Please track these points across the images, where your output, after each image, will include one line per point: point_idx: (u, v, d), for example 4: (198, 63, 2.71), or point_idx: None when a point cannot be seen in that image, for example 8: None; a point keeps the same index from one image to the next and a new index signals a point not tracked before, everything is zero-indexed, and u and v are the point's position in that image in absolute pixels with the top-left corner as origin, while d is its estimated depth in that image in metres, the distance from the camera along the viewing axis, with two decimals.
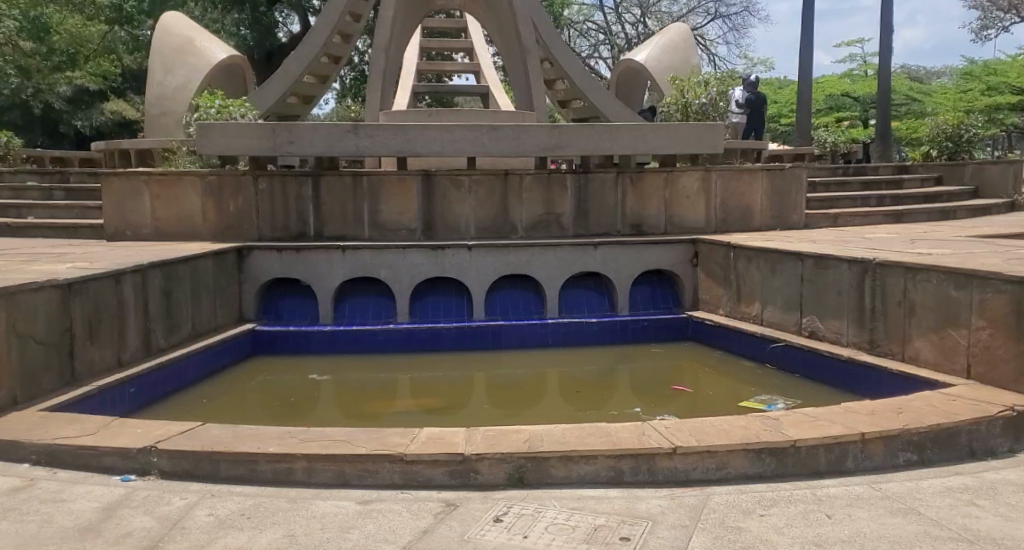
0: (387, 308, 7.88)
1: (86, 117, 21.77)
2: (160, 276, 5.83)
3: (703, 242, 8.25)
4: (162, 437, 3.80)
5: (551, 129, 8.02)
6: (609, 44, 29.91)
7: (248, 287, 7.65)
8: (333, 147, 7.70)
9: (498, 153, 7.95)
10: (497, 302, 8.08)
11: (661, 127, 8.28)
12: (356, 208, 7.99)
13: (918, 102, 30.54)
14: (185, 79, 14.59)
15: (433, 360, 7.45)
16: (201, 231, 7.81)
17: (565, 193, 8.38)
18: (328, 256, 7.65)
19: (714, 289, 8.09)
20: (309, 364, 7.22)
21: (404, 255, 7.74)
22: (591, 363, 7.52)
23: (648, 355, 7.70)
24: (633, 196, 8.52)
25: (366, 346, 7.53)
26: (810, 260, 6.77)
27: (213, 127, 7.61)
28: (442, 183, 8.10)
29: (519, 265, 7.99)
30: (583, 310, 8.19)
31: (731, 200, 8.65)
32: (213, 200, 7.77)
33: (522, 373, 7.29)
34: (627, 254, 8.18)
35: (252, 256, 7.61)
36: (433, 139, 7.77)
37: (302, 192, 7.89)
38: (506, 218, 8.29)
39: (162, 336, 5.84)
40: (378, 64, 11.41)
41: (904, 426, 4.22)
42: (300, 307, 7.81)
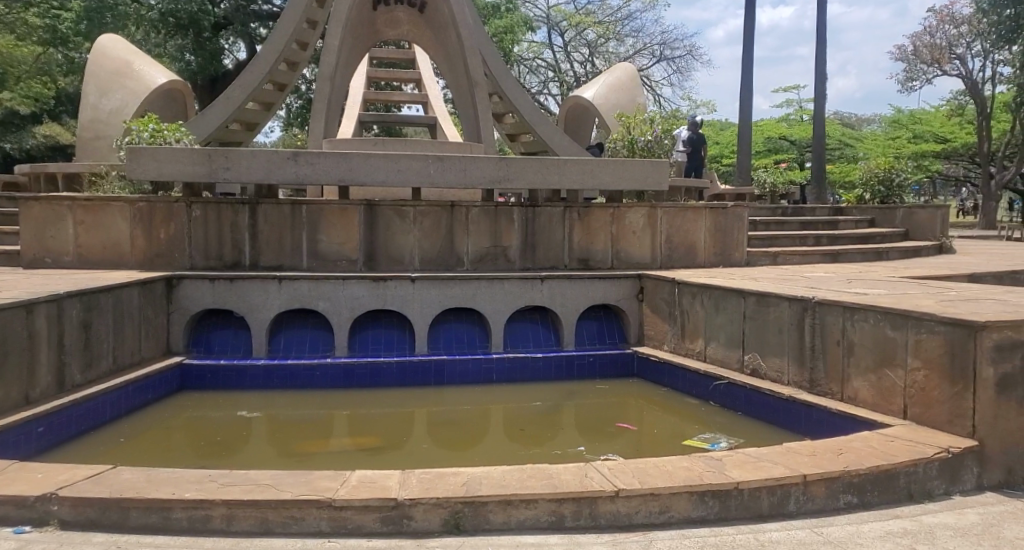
0: (326, 341, 7.60)
1: (17, 139, 22.19)
2: (79, 305, 5.43)
3: (648, 278, 8.28)
4: (64, 483, 3.45)
5: (498, 162, 7.99)
6: (559, 82, 30.48)
7: (177, 318, 7.27)
8: (273, 174, 7.47)
9: (445, 184, 7.86)
10: (440, 336, 7.90)
11: (607, 163, 8.34)
12: (295, 238, 7.75)
13: (851, 147, 32.05)
14: (121, 103, 14.10)
15: (372, 396, 7.19)
16: (128, 259, 7.42)
17: (512, 226, 8.32)
18: (264, 286, 7.36)
19: (659, 325, 8.11)
20: (241, 399, 6.86)
21: (345, 286, 7.51)
22: (536, 400, 7.37)
23: (593, 391, 7.62)
24: (579, 231, 8.51)
25: (302, 381, 7.22)
26: (752, 298, 6.84)
27: (144, 150, 7.29)
28: (386, 214, 7.94)
29: (464, 298, 7.85)
30: (528, 345, 8.08)
31: (675, 237, 8.75)
32: (142, 226, 7.41)
33: (464, 410, 7.09)
34: (572, 289, 8.13)
35: (183, 285, 7.25)
36: (377, 169, 7.65)
37: (238, 219, 7.60)
38: (451, 250, 8.16)
39: (78, 370, 5.42)
40: (324, 92, 11.24)
41: (845, 467, 4.22)
42: (233, 339, 7.46)
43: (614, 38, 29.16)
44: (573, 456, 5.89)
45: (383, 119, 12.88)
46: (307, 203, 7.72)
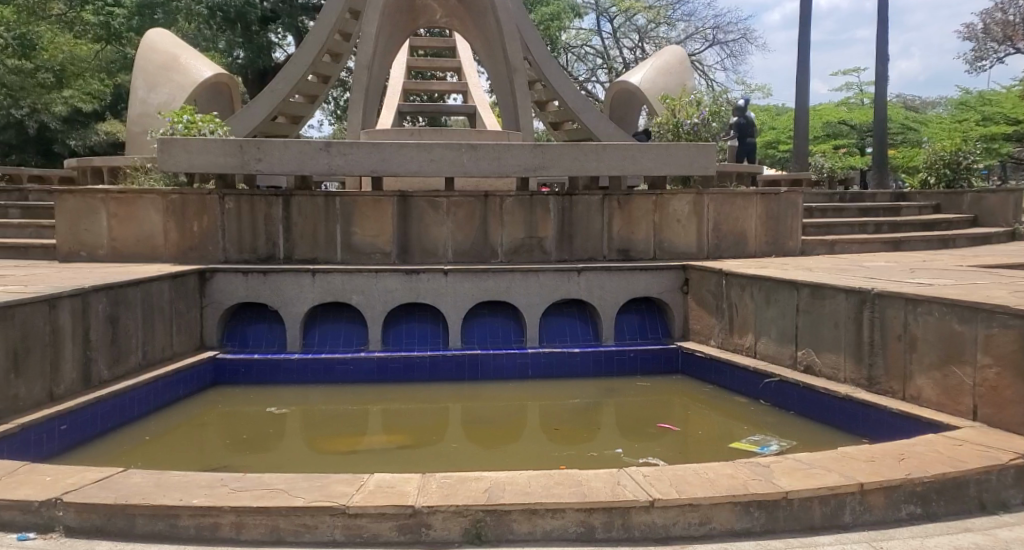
0: (360, 335, 7.46)
1: (79, 136, 22.14)
2: (105, 300, 5.49)
3: (693, 269, 7.87)
4: (71, 487, 3.38)
5: (534, 149, 7.69)
6: (607, 69, 29.86)
7: (211, 312, 7.22)
8: (305, 165, 7.35)
9: (479, 174, 7.62)
10: (474, 331, 7.68)
11: (649, 148, 7.94)
12: (328, 230, 7.62)
13: (915, 131, 30.48)
14: (168, 97, 14.30)
15: (406, 392, 7.02)
16: (162, 252, 7.42)
17: (548, 216, 8.02)
18: (297, 279, 7.25)
19: (705, 319, 7.71)
20: (274, 394, 6.79)
21: (377, 279, 7.35)
22: (573, 397, 7.09)
23: (634, 388, 7.28)
24: (620, 221, 8.14)
25: (335, 376, 7.11)
26: (806, 290, 6.38)
27: (176, 142, 7.27)
28: (419, 205, 7.76)
29: (499, 291, 7.60)
30: (566, 340, 7.79)
31: (722, 225, 8.30)
32: (175, 219, 7.39)
33: (499, 407, 6.86)
34: (612, 281, 7.78)
35: (216, 278, 7.21)
36: (409, 158, 7.46)
37: (271, 212, 7.52)
38: (486, 242, 7.92)
39: (104, 367, 5.46)
40: (361, 82, 11.09)
41: (907, 475, 3.81)
42: (267, 332, 7.38)
43: (665, 23, 28.36)
44: (614, 462, 5.46)
45: (422, 109, 12.71)
46: (339, 194, 7.58)
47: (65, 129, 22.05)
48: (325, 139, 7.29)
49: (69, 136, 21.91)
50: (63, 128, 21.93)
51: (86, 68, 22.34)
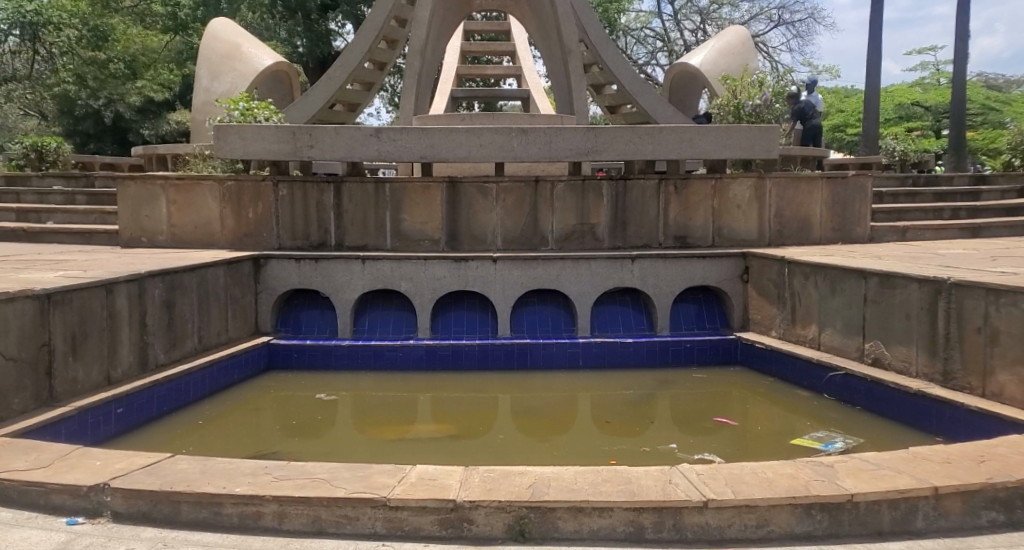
0: (409, 322, 7.44)
1: (153, 125, 22.42)
2: (161, 286, 5.61)
3: (754, 257, 7.52)
4: (119, 473, 3.46)
5: (587, 133, 7.47)
6: (667, 52, 29.10)
7: (264, 298, 7.31)
8: (355, 152, 7.34)
9: (530, 159, 7.46)
10: (524, 319, 7.56)
11: (707, 131, 7.60)
12: (378, 217, 7.61)
13: (996, 112, 28.65)
14: (230, 87, 14.62)
15: (455, 381, 6.96)
16: (218, 238, 7.54)
17: (601, 202, 7.79)
18: (348, 266, 7.27)
19: (766, 309, 7.36)
20: (325, 380, 6.84)
21: (426, 266, 7.30)
22: (626, 388, 6.89)
23: (689, 380, 7.02)
24: (675, 206, 7.85)
25: (385, 363, 7.11)
26: (875, 279, 5.98)
27: (231, 129, 7.36)
28: (468, 192, 7.68)
29: (549, 279, 7.45)
30: (618, 329, 7.57)
31: (785, 211, 7.90)
32: (231, 206, 7.51)
33: (549, 397, 6.72)
34: (667, 269, 7.51)
35: (270, 265, 7.29)
36: (459, 144, 7.36)
37: (323, 199, 7.55)
38: (537, 228, 7.77)
39: (161, 351, 5.59)
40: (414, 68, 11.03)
41: (987, 480, 3.50)
42: (319, 319, 7.43)
43: (727, 3, 27.39)
44: (667, 457, 5.23)
45: (475, 95, 12.59)
46: (390, 181, 7.55)
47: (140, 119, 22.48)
48: (375, 125, 7.25)
49: (145, 125, 22.28)
50: (139, 118, 22.37)
51: (157, 60, 23.07)
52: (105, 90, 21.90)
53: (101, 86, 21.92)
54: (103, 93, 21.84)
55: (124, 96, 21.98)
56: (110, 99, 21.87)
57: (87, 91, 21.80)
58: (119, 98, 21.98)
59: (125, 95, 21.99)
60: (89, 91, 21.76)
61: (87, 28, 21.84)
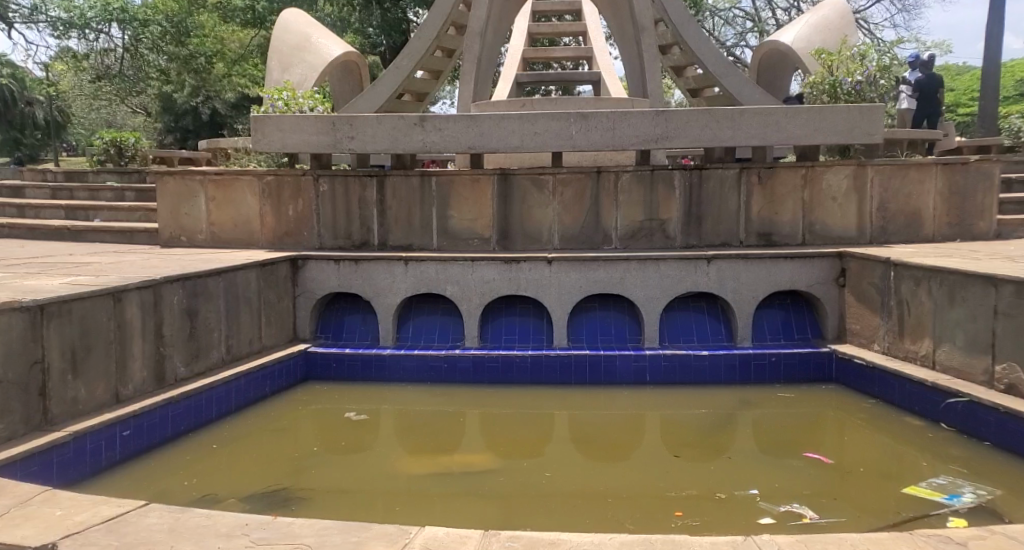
0: (456, 329, 6.83)
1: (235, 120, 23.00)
2: (182, 292, 5.24)
3: (852, 257, 6.26)
4: (74, 530, 2.86)
5: (656, 117, 6.58)
6: (758, 32, 27.24)
7: (302, 303, 6.85)
8: (398, 142, 6.74)
9: (590, 148, 6.63)
10: (583, 327, 6.78)
11: (798, 112, 6.52)
12: (424, 213, 7.02)
13: None
14: (301, 78, 14.31)
15: (504, 396, 6.29)
16: (258, 237, 7.15)
17: (672, 195, 6.87)
18: (389, 268, 6.71)
19: (867, 318, 6.05)
20: (364, 393, 6.32)
21: (473, 268, 6.65)
22: (698, 408, 6.00)
23: (772, 400, 6.01)
24: (758, 199, 6.82)
25: (429, 375, 6.52)
26: (1008, 286, 4.53)
27: (269, 121, 6.92)
28: (522, 185, 6.96)
29: (611, 283, 6.61)
30: (691, 339, 6.65)
31: (891, 202, 6.69)
32: (270, 202, 7.09)
33: (611, 417, 5.93)
34: (749, 272, 6.50)
35: (309, 266, 6.83)
36: (511, 131, 6.65)
37: (366, 194, 7.02)
38: (598, 225, 6.96)
39: (181, 364, 5.23)
40: (474, 50, 10.30)
41: None
42: (361, 325, 6.91)
43: None
44: (744, 523, 3.84)
45: (543, 80, 11.76)
46: (436, 173, 6.95)
47: (236, 115, 23.15)
48: (419, 113, 6.63)
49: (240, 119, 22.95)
50: (236, 114, 23.07)
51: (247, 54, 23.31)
52: (206, 88, 22.58)
53: (201, 83, 22.56)
54: (202, 91, 22.53)
55: (221, 92, 22.51)
56: (210, 95, 22.57)
57: (187, 89, 22.51)
58: (216, 94, 22.59)
59: (222, 91, 22.53)
60: (189, 88, 22.43)
61: (172, 22, 22.67)
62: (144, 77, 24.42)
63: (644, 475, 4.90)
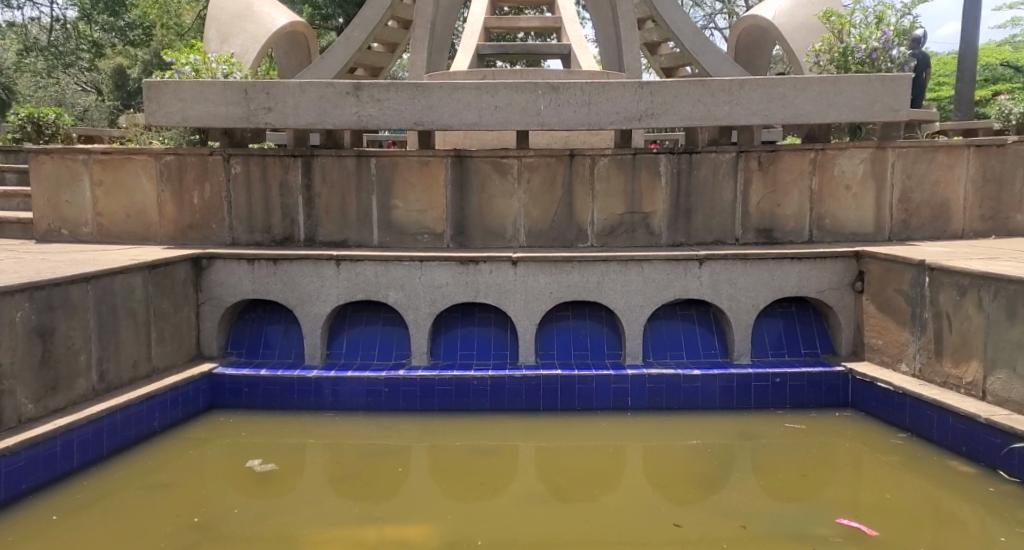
0: (399, 343, 5.69)
1: None
2: (25, 307, 3.98)
3: (873, 258, 5.21)
4: None
5: (639, 89, 5.46)
6: (727, 13, 26.28)
7: (210, 313, 5.62)
8: (327, 116, 5.55)
9: (561, 126, 5.50)
10: (554, 340, 5.68)
11: (808, 84, 5.43)
12: (362, 204, 5.83)
13: None
14: (241, 50, 12.32)
15: (459, 427, 5.18)
16: (156, 231, 5.91)
17: (657, 183, 5.78)
18: (317, 270, 5.53)
19: (891, 332, 5.03)
20: (285, 428, 5.18)
21: (420, 270, 5.49)
22: (691, 440, 4.97)
23: (778, 430, 4.99)
24: (758, 188, 5.75)
25: (365, 401, 5.39)
26: None
27: (165, 87, 5.62)
28: (481, 170, 5.80)
29: (586, 289, 5.51)
30: (680, 354, 5.58)
31: (914, 192, 5.69)
32: (171, 187, 5.87)
33: (587, 450, 4.88)
34: (749, 275, 5.43)
35: (217, 267, 5.60)
36: (465, 104, 5.47)
37: (289, 179, 5.82)
38: (571, 219, 5.84)
39: (24, 401, 3.98)
40: (427, 15, 9.02)
41: None
42: (284, 339, 5.73)
43: None
44: None
45: (506, 51, 10.55)
46: (375, 154, 5.74)
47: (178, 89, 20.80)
48: (353, 81, 5.46)
49: None
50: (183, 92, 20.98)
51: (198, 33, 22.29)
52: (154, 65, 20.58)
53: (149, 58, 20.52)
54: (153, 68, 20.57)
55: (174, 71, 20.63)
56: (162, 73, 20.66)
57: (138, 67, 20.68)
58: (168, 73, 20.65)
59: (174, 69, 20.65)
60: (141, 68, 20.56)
61: None
62: (75, 51, 22.29)
63: (627, 525, 3.85)
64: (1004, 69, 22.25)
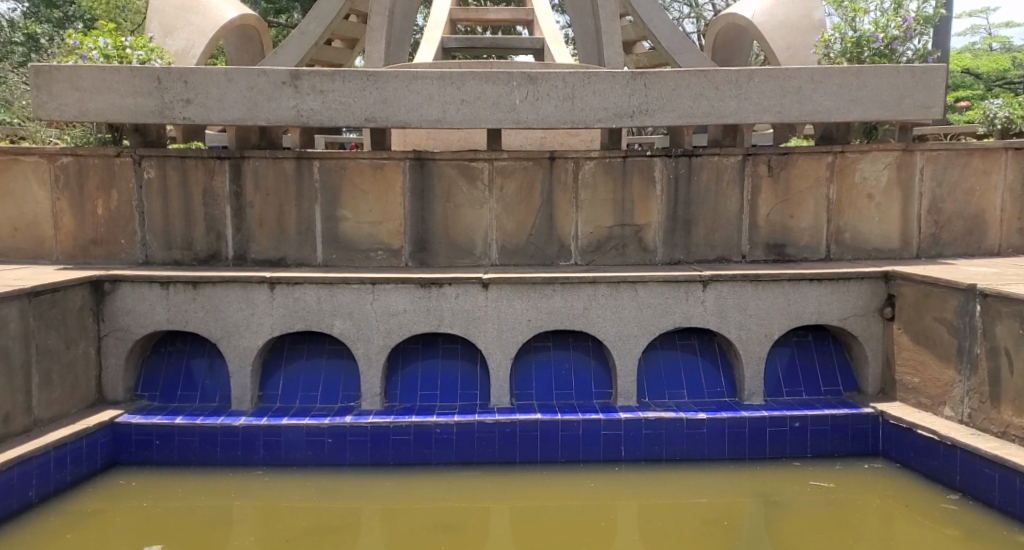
0: (347, 381, 4.76)
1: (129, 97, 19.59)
2: None
3: (906, 279, 4.45)
4: None
5: (632, 80, 4.62)
6: (695, 18, 25.72)
7: (116, 348, 4.65)
8: (258, 109, 4.61)
9: (541, 124, 4.63)
10: (532, 377, 4.81)
11: (828, 76, 4.65)
12: (303, 215, 4.90)
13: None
14: (187, 44, 10.40)
15: (419, 486, 4.25)
16: (50, 248, 4.95)
17: (651, 191, 4.95)
18: (247, 295, 4.58)
19: (930, 368, 4.27)
20: (200, 491, 4.19)
21: (372, 295, 4.57)
22: (699, 500, 4.11)
23: (801, 486, 4.18)
24: (768, 197, 4.95)
25: (304, 454, 4.43)
26: None
27: (56, 72, 4.59)
28: (445, 175, 4.91)
29: (569, 317, 4.64)
30: (680, 392, 4.76)
31: (944, 202, 4.98)
32: (67, 194, 4.91)
33: (573, 513, 3.99)
34: (760, 300, 4.63)
35: (123, 292, 4.61)
36: (426, 96, 4.58)
37: (214, 185, 4.87)
38: (551, 234, 4.99)
39: None
40: (386, 3, 8.09)
41: None
42: (208, 377, 4.77)
43: None
44: None
45: (474, 45, 9.67)
46: (319, 157, 4.82)
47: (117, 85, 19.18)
48: (289, 68, 4.52)
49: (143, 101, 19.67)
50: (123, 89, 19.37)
51: None
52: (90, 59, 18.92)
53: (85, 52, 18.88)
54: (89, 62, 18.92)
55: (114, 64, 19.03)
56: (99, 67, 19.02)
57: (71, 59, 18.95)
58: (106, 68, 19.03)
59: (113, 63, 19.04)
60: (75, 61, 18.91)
61: None
62: None
63: None
64: (964, 75, 21.88)
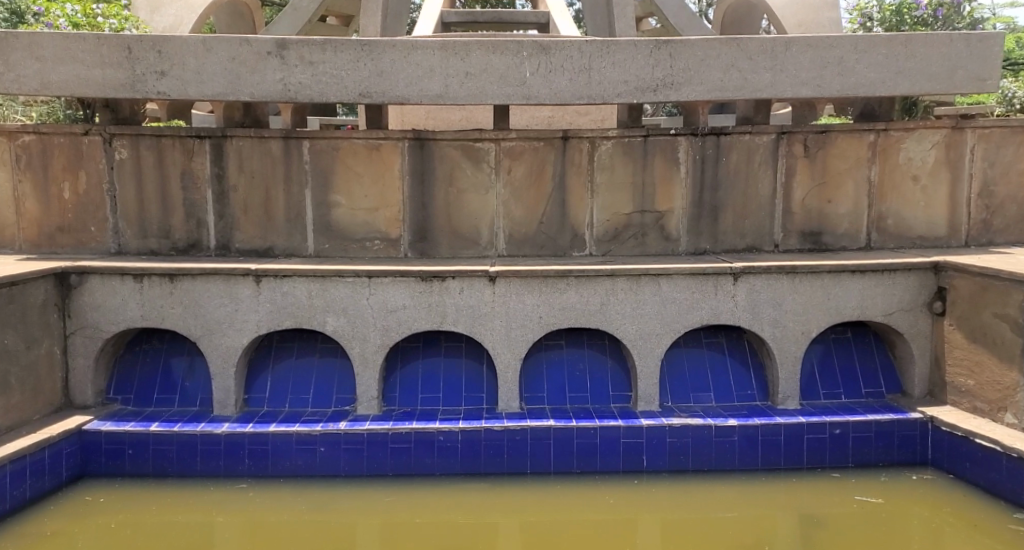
0: (341, 384, 4.33)
1: None
2: None
3: (960, 271, 4.02)
4: None
5: (655, 50, 4.16)
6: None
7: (85, 347, 4.22)
8: (239, 82, 4.14)
9: (555, 99, 4.17)
10: (544, 379, 4.38)
11: (872, 45, 4.18)
12: (292, 200, 4.45)
13: None
14: (174, 20, 9.66)
15: (421, 501, 3.82)
16: (13, 236, 4.52)
17: (675, 174, 4.50)
18: (230, 289, 4.14)
19: (988, 370, 3.85)
20: (177, 506, 3.77)
21: (368, 289, 4.13)
22: (733, 516, 3.68)
23: (847, 500, 3.76)
24: (803, 180, 4.51)
25: (293, 464, 4.00)
26: None
27: (13, 39, 4.11)
28: (448, 157, 4.46)
29: (585, 314, 4.21)
30: (706, 395, 4.34)
31: (996, 184, 4.54)
32: (30, 177, 4.45)
33: (594, 531, 3.56)
34: (796, 294, 4.19)
35: (92, 285, 4.17)
36: (426, 67, 4.11)
37: (194, 167, 4.41)
38: (565, 221, 4.55)
39: None
40: None
41: None
42: (188, 379, 4.34)
43: None
44: None
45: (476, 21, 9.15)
46: (308, 136, 4.36)
47: None
48: (275, 36, 4.06)
49: None
50: None
51: None
52: None
53: None
54: None
55: None
56: None
57: None
58: None
59: None
60: None
61: None
62: None
63: None
64: None
